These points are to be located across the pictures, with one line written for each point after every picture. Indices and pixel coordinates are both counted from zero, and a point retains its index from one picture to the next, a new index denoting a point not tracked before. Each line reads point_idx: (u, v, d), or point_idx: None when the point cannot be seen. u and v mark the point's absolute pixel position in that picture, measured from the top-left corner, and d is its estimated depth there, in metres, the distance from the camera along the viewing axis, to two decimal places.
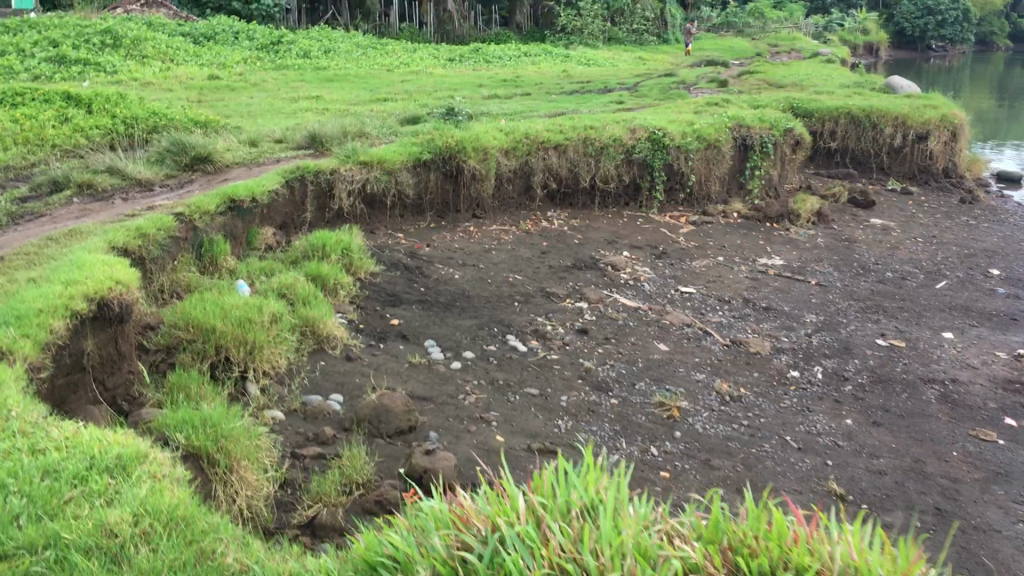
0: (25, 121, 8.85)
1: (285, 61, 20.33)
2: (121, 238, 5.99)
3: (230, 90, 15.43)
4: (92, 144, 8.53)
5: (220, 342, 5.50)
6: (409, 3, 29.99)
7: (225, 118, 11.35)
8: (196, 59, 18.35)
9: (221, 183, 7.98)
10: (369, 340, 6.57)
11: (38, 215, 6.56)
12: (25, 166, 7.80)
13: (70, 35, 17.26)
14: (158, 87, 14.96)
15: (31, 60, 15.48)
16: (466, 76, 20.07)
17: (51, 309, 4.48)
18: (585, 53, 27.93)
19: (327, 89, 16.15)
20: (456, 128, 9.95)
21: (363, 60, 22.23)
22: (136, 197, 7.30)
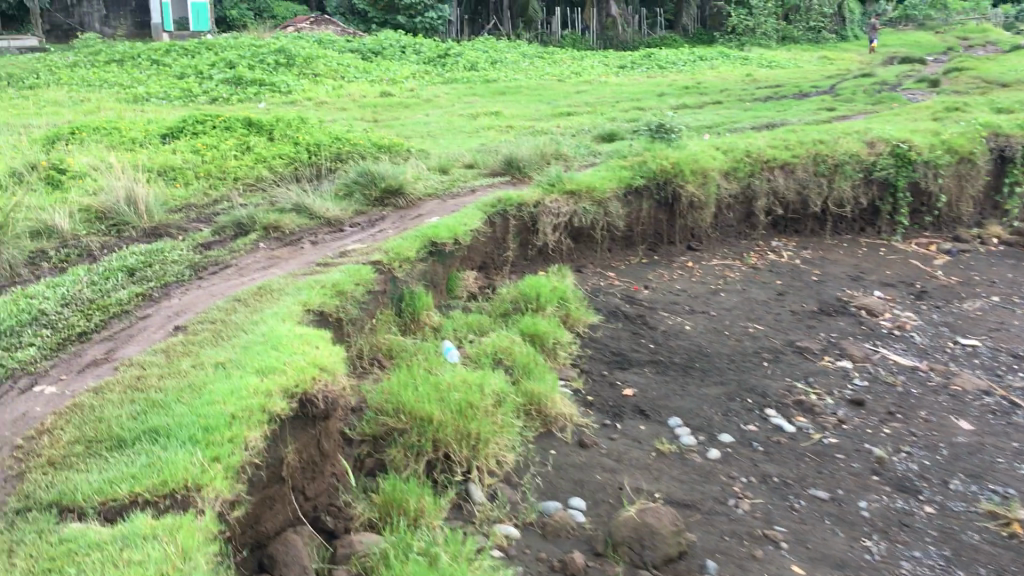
0: (206, 150, 8.14)
1: (454, 74, 19.61)
2: (317, 299, 5.02)
3: (403, 107, 14.67)
4: (276, 177, 7.74)
5: (438, 437, 4.40)
6: (572, 11, 28.87)
7: (406, 140, 10.48)
8: (367, 76, 17.81)
9: (416, 220, 7.00)
10: (602, 418, 5.34)
11: (224, 263, 5.70)
12: (207, 203, 7.02)
13: (245, 55, 17.02)
14: (331, 106, 14.36)
15: (209, 82, 15.26)
16: (644, 85, 18.74)
17: (245, 414, 3.47)
18: (763, 54, 25.98)
19: (504, 104, 15.17)
20: (669, 148, 8.69)
21: (532, 70, 21.30)
22: (326, 239, 6.38)
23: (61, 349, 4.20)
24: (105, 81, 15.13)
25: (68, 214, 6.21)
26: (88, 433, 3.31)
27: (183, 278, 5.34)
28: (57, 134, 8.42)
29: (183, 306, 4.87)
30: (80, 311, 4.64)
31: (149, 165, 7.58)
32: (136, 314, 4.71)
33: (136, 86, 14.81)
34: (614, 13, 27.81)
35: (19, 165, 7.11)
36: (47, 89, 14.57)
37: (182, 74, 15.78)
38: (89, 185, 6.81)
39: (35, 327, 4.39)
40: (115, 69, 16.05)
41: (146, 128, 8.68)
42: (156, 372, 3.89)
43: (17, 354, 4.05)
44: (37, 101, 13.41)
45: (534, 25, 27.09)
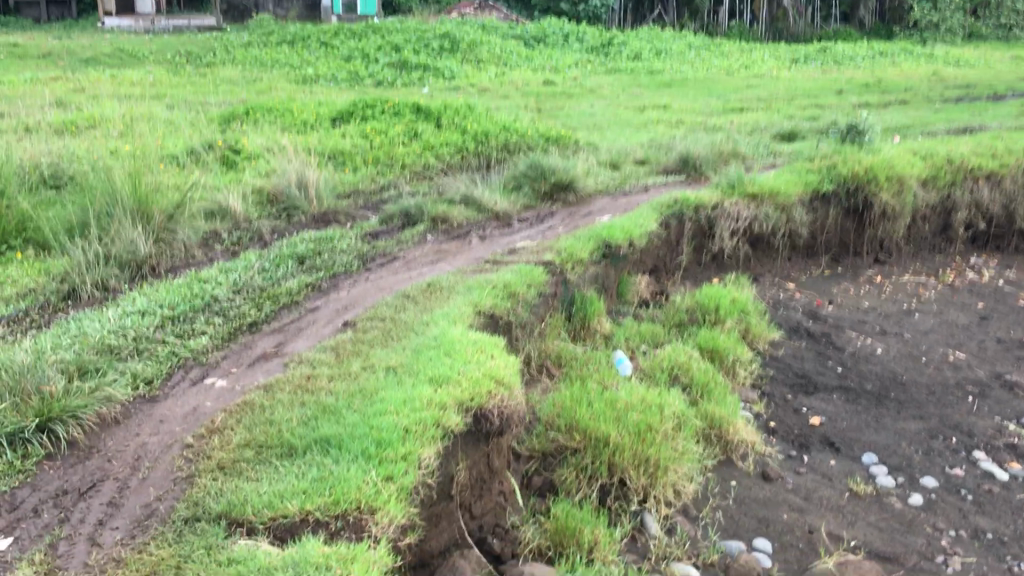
0: (375, 134, 8.04)
1: (616, 63, 19.11)
2: (488, 300, 4.75)
3: (567, 96, 14.32)
4: (443, 166, 7.55)
5: (614, 461, 4.04)
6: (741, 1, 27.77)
7: (572, 131, 10.14)
8: (529, 63, 17.56)
9: (586, 218, 6.66)
10: (787, 449, 4.86)
11: (392, 255, 5.52)
12: (375, 190, 6.90)
13: (411, 40, 17.07)
14: (493, 93, 14.18)
15: (375, 65, 15.35)
16: (819, 80, 17.71)
17: (419, 427, 3.22)
18: (948, 51, 24.22)
19: (671, 97, 14.58)
20: (861, 152, 8.02)
21: (698, 61, 20.51)
22: (494, 235, 6.13)
23: (232, 339, 4.07)
24: (276, 62, 15.46)
25: (242, 196, 6.18)
26: (258, 437, 3.14)
27: (352, 269, 5.17)
28: (233, 113, 8.51)
29: (351, 300, 4.70)
30: (251, 299, 4.52)
31: (320, 148, 7.52)
32: (305, 305, 4.55)
33: (306, 68, 15.06)
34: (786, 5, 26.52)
35: (197, 143, 7.17)
36: (223, 67, 15.01)
37: (349, 57, 15.96)
38: (263, 167, 6.79)
39: (206, 314, 4.29)
40: (287, 50, 16.41)
41: (318, 110, 8.67)
42: (326, 372, 3.70)
43: (189, 342, 3.94)
44: (213, 79, 13.81)
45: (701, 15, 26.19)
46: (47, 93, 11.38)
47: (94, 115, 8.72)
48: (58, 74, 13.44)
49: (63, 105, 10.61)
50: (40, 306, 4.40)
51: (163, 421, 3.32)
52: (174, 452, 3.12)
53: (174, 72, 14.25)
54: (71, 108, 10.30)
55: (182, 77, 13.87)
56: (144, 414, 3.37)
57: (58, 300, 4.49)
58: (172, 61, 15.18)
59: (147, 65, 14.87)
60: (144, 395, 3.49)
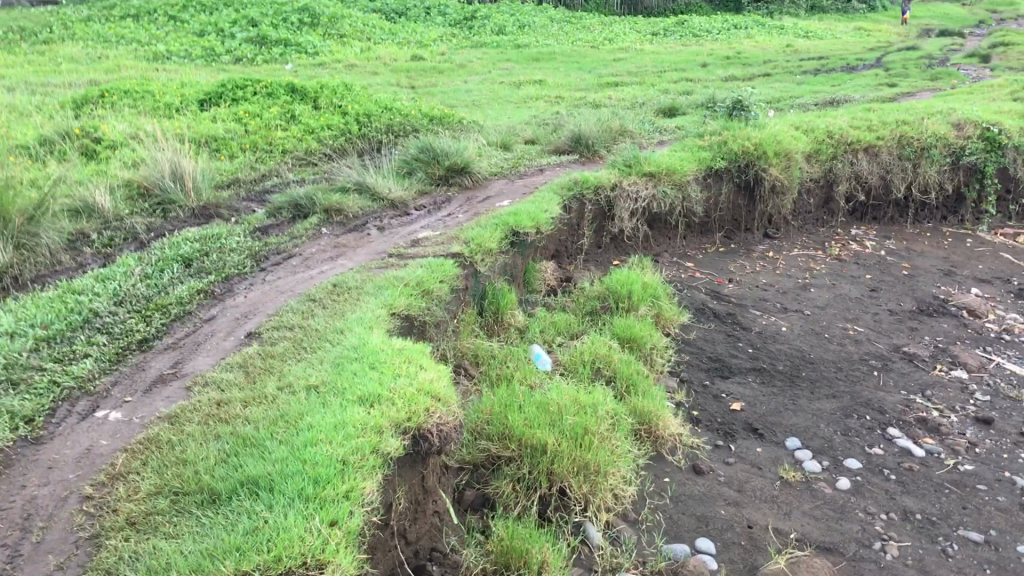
0: (249, 118, 7.48)
1: (482, 37, 18.79)
2: (402, 300, 4.41)
3: (438, 72, 13.92)
4: (326, 150, 7.10)
5: (553, 470, 3.78)
6: None
7: (454, 110, 9.79)
8: (394, 38, 17.02)
9: (486, 203, 6.38)
10: (713, 439, 4.74)
11: (286, 252, 5.08)
12: (257, 179, 6.41)
13: (268, 13, 16.22)
14: (362, 70, 13.63)
15: (232, 41, 14.49)
16: (682, 54, 17.92)
17: (357, 456, 2.88)
18: (797, 23, 25.04)
19: (543, 72, 14.39)
20: (749, 127, 8.04)
21: (562, 35, 20.41)
22: (393, 225, 5.78)
23: (120, 361, 3.58)
24: (123, 38, 14.37)
25: (109, 190, 5.58)
26: (172, 483, 2.73)
27: (244, 270, 4.72)
28: (86, 97, 7.76)
29: (250, 306, 4.26)
30: (136, 311, 4.02)
31: (190, 134, 6.92)
32: (200, 316, 4.09)
33: (156, 44, 14.06)
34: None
35: (50, 132, 6.46)
36: (63, 44, 13.84)
37: (202, 32, 15.01)
38: (129, 157, 6.16)
39: (87, 332, 3.77)
40: (133, 25, 15.30)
41: (183, 92, 8.01)
42: (238, 394, 3.29)
43: (72, 368, 3.44)
44: (53, 57, 12.70)
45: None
46: None
47: None
48: None
49: None
50: None
51: (52, 467, 2.85)
52: (72, 507, 2.66)
53: (7, 50, 13.02)
54: None
55: (17, 55, 12.69)
56: (27, 460, 2.88)
57: None
58: (4, 37, 13.88)
59: None
60: (26, 437, 3.00)
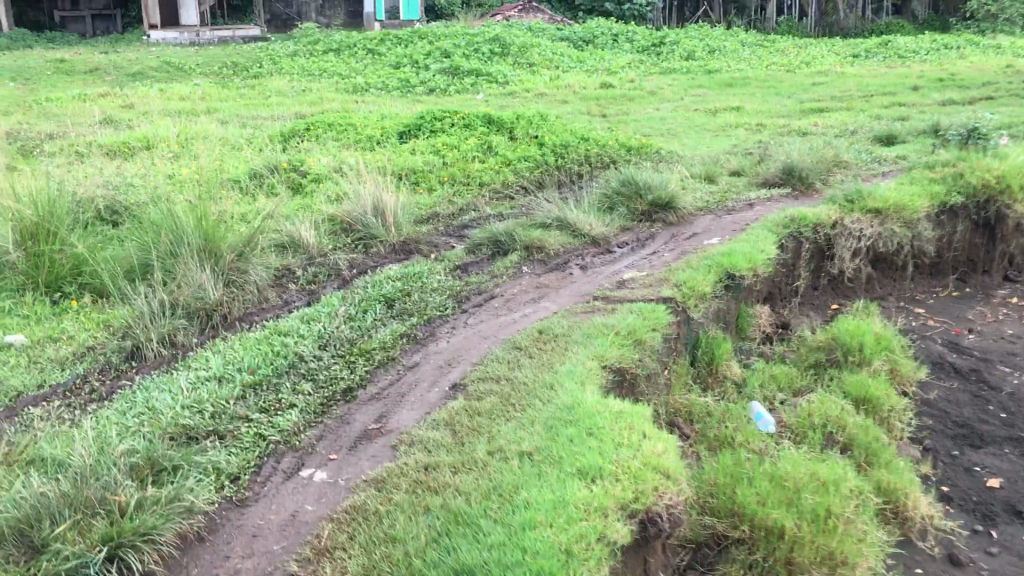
0: (447, 150, 7.37)
1: (671, 63, 18.28)
2: (613, 351, 4.02)
3: (630, 100, 13.56)
4: (523, 183, 6.87)
5: (792, 560, 3.30)
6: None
7: (651, 139, 9.38)
8: (582, 66, 16.83)
9: (693, 239, 5.93)
10: (970, 523, 4.05)
11: (487, 292, 4.82)
12: (455, 213, 6.23)
13: (460, 44, 16.41)
14: (552, 98, 13.47)
15: (426, 72, 14.70)
16: (889, 76, 16.74)
17: (581, 546, 2.53)
18: (1016, 40, 22.99)
19: (740, 98, 13.74)
20: (987, 157, 7.19)
21: (755, 59, 19.60)
22: (596, 263, 5.43)
23: (325, 413, 3.38)
24: (324, 71, 14.89)
25: (314, 226, 5.53)
26: (381, 565, 2.47)
27: (446, 312, 4.48)
28: (293, 130, 7.92)
29: (454, 353, 4.00)
30: (340, 357, 3.83)
31: (390, 166, 6.86)
32: (403, 363, 3.86)
33: (355, 77, 14.48)
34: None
35: (259, 165, 6.55)
36: (270, 78, 14.49)
37: (398, 64, 15.34)
38: (332, 191, 6.14)
39: (293, 379, 3.59)
40: (334, 59, 15.83)
41: (383, 124, 8.02)
42: (446, 458, 3.00)
43: (277, 419, 3.25)
44: (263, 91, 13.28)
45: (750, 10, 25.26)
46: (94, 112, 10.90)
47: (146, 135, 8.18)
48: (105, 89, 12.99)
49: (112, 124, 10.12)
50: (99, 370, 3.74)
51: (257, 536, 2.65)
52: None
53: (221, 85, 13.75)
54: (120, 127, 9.80)
55: (229, 90, 13.36)
56: (232, 526, 2.70)
57: (120, 362, 3.81)
58: (219, 73, 14.68)
59: (193, 77, 14.39)
60: (230, 498, 2.82)
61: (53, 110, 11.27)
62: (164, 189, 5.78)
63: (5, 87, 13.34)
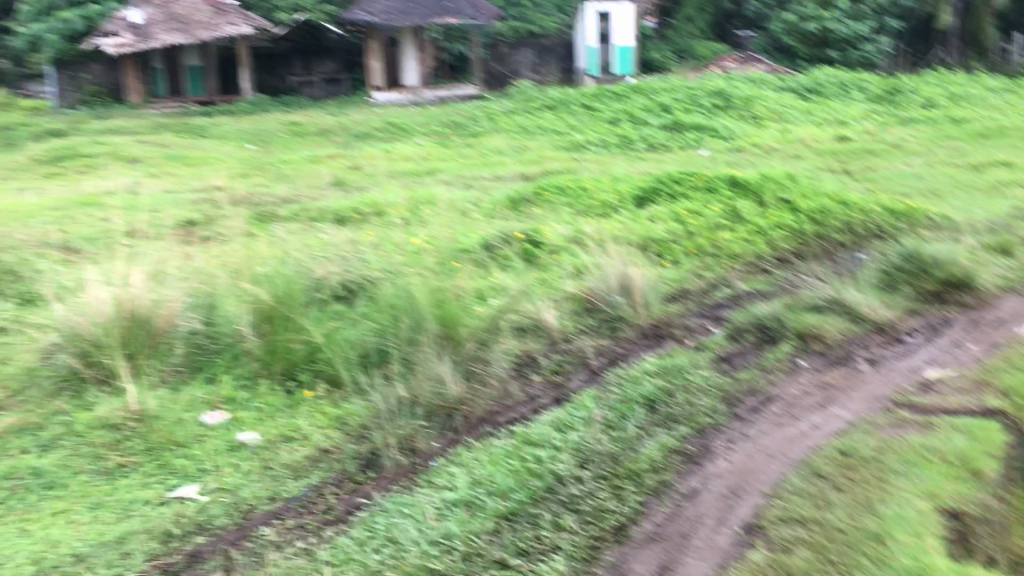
0: (689, 217, 6.70)
1: (911, 112, 16.73)
2: (948, 487, 3.15)
3: (872, 155, 12.33)
4: (778, 256, 6.11)
5: None
6: None
7: (914, 201, 8.29)
8: (812, 117, 15.68)
9: (1001, 327, 4.91)
10: None
11: (762, 392, 4.07)
12: (707, 290, 5.55)
13: (681, 98, 15.72)
14: (784, 154, 12.50)
15: (647, 128, 14.15)
16: None
17: None
18: None
19: (1004, 151, 12.13)
20: None
21: (1008, 106, 17.61)
22: (887, 356, 4.55)
23: (595, 560, 2.81)
24: (542, 129, 14.67)
25: (554, 306, 5.02)
26: None
27: (718, 419, 3.77)
28: (522, 195, 7.61)
29: (737, 474, 3.29)
30: (604, 479, 3.22)
31: (629, 236, 6.29)
32: (679, 489, 3.18)
33: (573, 134, 14.15)
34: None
35: (492, 236, 6.19)
36: (489, 136, 14.44)
37: (616, 120, 14.89)
38: (572, 265, 5.65)
39: (550, 508, 3.04)
40: (551, 116, 15.62)
41: (618, 188, 7.50)
42: None
43: (541, 570, 2.73)
44: (482, 149, 13.18)
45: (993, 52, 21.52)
46: (324, 175, 11.12)
47: (375, 199, 8.07)
48: (334, 151, 13.35)
49: (341, 187, 10.22)
50: (334, 481, 3.29)
51: None
52: None
53: (442, 144, 13.78)
54: (350, 190, 9.87)
55: (450, 149, 13.36)
56: None
57: (357, 471, 3.36)
58: (439, 132, 14.81)
59: (415, 137, 14.58)
60: None
61: (287, 172, 11.61)
62: (398, 262, 5.52)
63: (245, 149, 14.04)
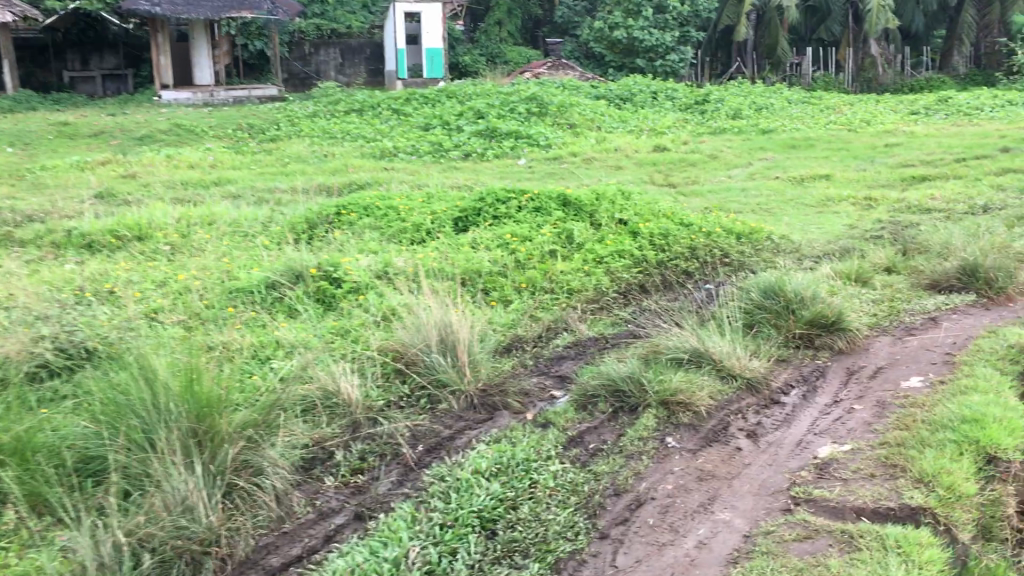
0: (517, 243, 5.73)
1: (728, 102, 16.19)
2: None
3: (692, 165, 11.51)
4: (616, 292, 5.24)
5: None
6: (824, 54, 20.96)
7: (745, 218, 7.67)
8: (625, 125, 14.54)
9: (882, 377, 4.14)
10: None
11: (629, 494, 3.11)
12: (543, 337, 4.60)
13: (494, 103, 14.66)
14: (604, 164, 11.62)
15: (459, 134, 13.10)
16: (983, 119, 14.29)
17: None
18: None
19: (820, 161, 11.57)
20: None
21: (811, 100, 17.12)
22: (769, 426, 3.69)
23: None
24: (348, 133, 13.40)
25: (357, 369, 3.94)
26: None
27: (578, 543, 2.82)
28: (320, 215, 6.43)
29: None
30: None
31: (450, 268, 5.25)
32: None
33: (382, 140, 12.96)
34: (874, 50, 19.91)
35: (280, 270, 4.98)
36: (288, 141, 13.02)
37: (427, 126, 13.81)
38: (380, 308, 4.57)
39: None
40: (357, 120, 14.34)
41: (434, 210, 6.45)
42: None
43: None
44: (280, 156, 11.79)
45: (785, 64, 19.90)
46: (89, 186, 9.37)
47: (140, 219, 6.60)
48: (107, 155, 11.53)
49: (107, 200, 8.60)
50: None
51: None
52: None
53: (235, 150, 12.27)
54: (116, 206, 8.27)
55: (244, 155, 11.86)
56: None
57: None
58: (233, 136, 13.24)
59: (206, 141, 12.95)
60: None
61: (43, 181, 9.78)
62: (149, 328, 4.22)
63: None
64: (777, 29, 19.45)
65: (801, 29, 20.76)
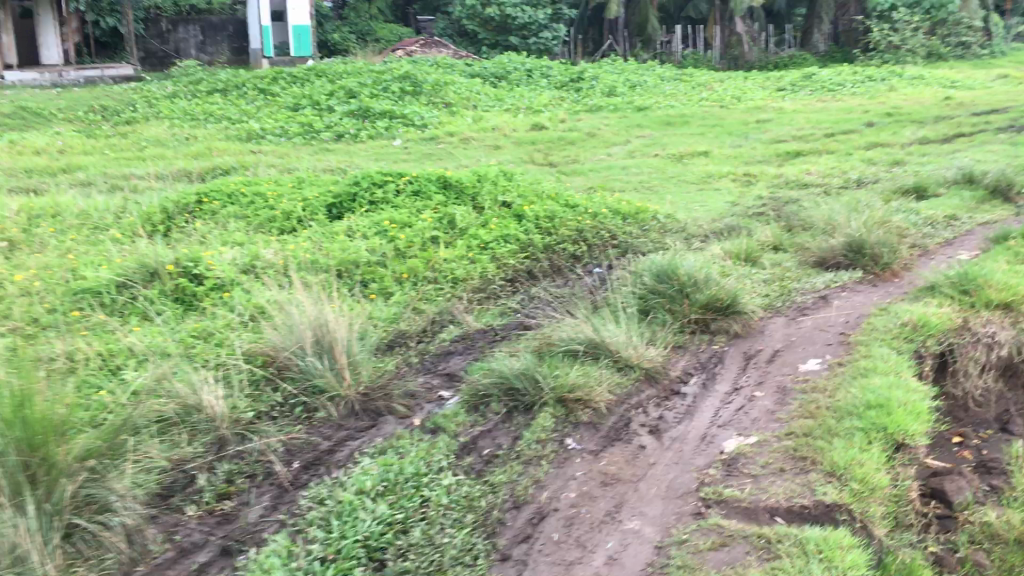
0: (396, 230, 5.38)
1: (602, 79, 16.13)
2: None
3: (572, 144, 11.34)
4: (502, 280, 4.96)
5: None
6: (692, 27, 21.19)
7: (628, 197, 7.51)
8: (502, 104, 14.25)
9: (780, 361, 4.00)
10: None
11: (530, 506, 2.84)
12: (428, 332, 4.28)
13: (366, 82, 14.12)
14: (482, 143, 11.31)
15: (331, 114, 12.54)
16: (846, 95, 14.69)
17: None
18: None
19: (697, 138, 11.58)
20: None
21: (683, 77, 17.25)
22: (672, 421, 3.49)
23: None
24: (211, 115, 12.63)
25: (222, 377, 3.53)
26: None
27: (477, 570, 2.55)
28: (179, 205, 5.90)
29: None
30: None
31: (324, 260, 4.86)
32: None
33: (249, 121, 12.28)
34: (739, 27, 20.20)
35: (133, 267, 4.48)
36: (146, 124, 12.17)
37: (296, 106, 13.17)
38: (248, 307, 4.15)
39: None
40: (220, 100, 13.56)
41: (304, 196, 6.02)
42: None
43: None
44: (137, 140, 10.98)
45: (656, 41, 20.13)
46: None
47: None
48: None
49: None
50: None
51: None
52: None
53: (87, 134, 11.38)
54: None
55: (96, 140, 11.00)
56: None
57: None
58: (84, 119, 12.30)
59: (53, 124, 11.97)
60: None
61: None
62: None
63: None
64: (647, 7, 19.76)
65: (670, 8, 21.16)
